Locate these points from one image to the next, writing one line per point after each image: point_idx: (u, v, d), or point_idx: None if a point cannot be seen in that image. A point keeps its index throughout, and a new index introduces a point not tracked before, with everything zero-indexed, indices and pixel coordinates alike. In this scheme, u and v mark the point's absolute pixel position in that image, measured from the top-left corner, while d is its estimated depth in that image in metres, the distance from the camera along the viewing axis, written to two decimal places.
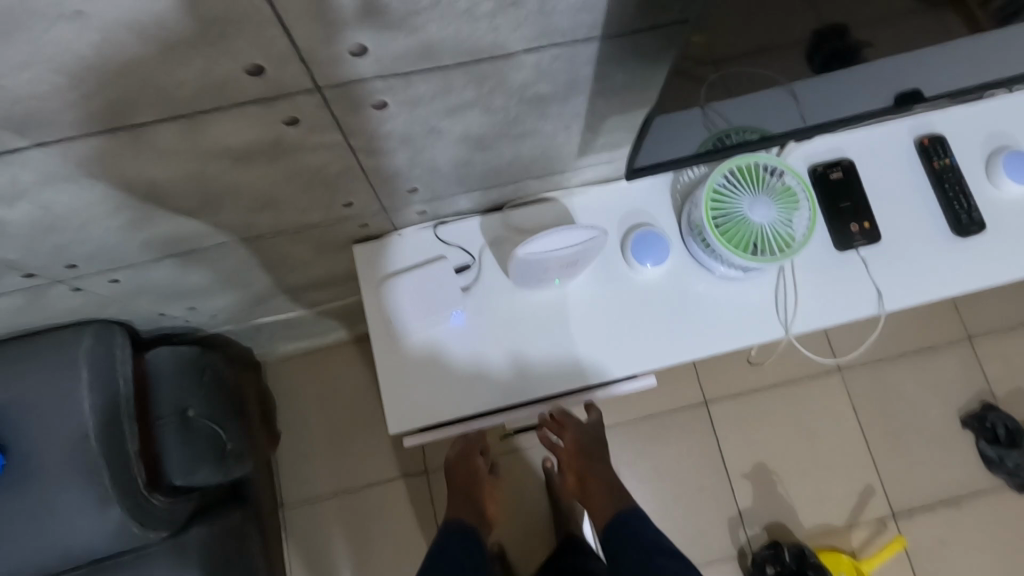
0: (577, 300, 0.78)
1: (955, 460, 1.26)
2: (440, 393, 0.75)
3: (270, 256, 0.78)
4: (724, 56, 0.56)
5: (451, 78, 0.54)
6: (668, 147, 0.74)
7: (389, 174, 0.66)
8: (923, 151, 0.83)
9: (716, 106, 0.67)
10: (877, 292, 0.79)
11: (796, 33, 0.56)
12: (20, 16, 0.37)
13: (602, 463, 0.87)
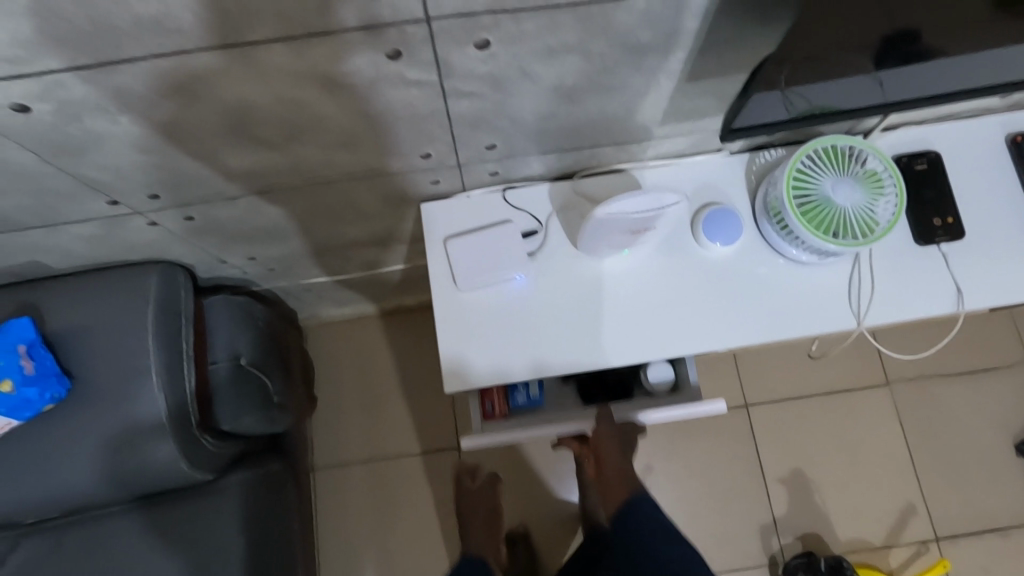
0: (642, 271, 0.77)
1: (1005, 484, 1.33)
2: (495, 356, 0.75)
3: (350, 201, 0.79)
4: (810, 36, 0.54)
5: (558, 20, 0.50)
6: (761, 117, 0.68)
7: (471, 123, 0.64)
8: (1011, 147, 0.80)
9: (798, 89, 0.62)
10: (957, 288, 0.75)
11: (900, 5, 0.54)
12: None
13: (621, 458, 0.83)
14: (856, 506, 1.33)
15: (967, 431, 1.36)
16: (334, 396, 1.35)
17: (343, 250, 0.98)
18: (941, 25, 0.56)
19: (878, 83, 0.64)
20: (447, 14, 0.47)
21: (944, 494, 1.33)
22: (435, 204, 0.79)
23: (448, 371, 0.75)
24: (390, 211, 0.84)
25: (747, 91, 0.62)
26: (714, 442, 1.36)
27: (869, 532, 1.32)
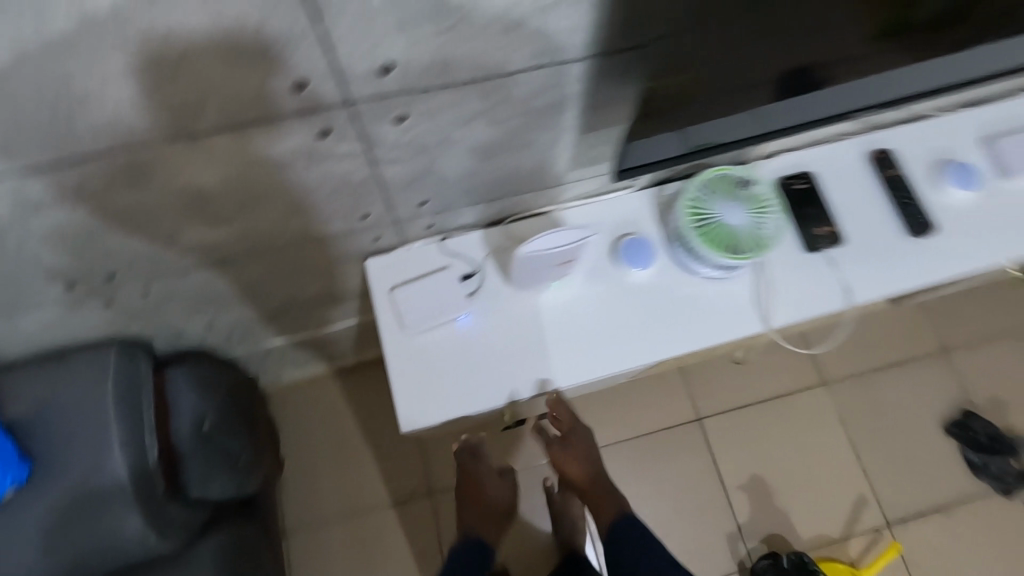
0: (572, 299, 0.85)
1: (942, 465, 1.44)
2: (445, 391, 0.81)
3: (301, 262, 0.85)
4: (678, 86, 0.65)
5: (464, 93, 0.59)
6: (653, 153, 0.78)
7: (403, 183, 0.72)
8: (874, 164, 0.92)
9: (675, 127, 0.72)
10: (845, 287, 0.86)
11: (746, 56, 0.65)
12: (107, 41, 0.44)
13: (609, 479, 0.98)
14: (813, 506, 1.41)
15: (903, 420, 1.47)
16: (303, 456, 1.37)
17: (300, 311, 1.03)
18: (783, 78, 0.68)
19: (748, 119, 0.75)
20: (366, 97, 0.55)
21: (890, 482, 1.43)
22: (380, 258, 0.86)
23: (403, 409, 0.81)
24: (339, 269, 0.90)
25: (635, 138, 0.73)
26: (676, 458, 1.43)
27: (828, 526, 1.39)
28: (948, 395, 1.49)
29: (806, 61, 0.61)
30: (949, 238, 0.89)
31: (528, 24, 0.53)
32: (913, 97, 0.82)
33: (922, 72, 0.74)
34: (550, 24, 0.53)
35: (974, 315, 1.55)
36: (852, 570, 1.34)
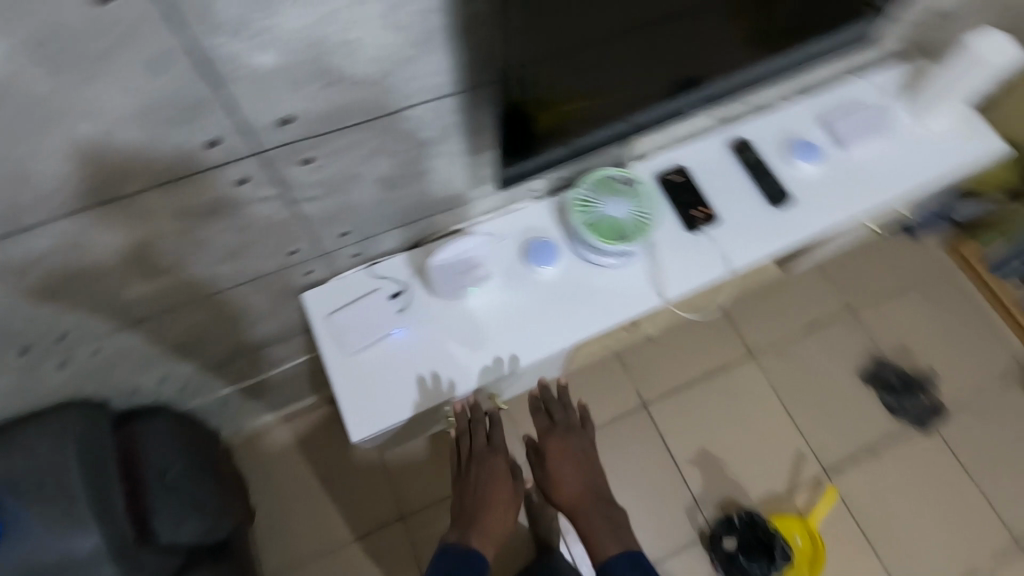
0: (490, 301, 0.96)
1: (864, 411, 1.59)
2: (389, 400, 0.91)
3: (242, 304, 0.93)
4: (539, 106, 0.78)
5: (359, 134, 0.70)
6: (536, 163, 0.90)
7: (323, 219, 0.82)
8: (735, 151, 1.08)
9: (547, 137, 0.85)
10: (724, 257, 1.00)
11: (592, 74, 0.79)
12: (39, 128, 0.52)
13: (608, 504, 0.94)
14: (759, 469, 1.52)
15: (825, 376, 1.62)
16: (273, 501, 1.40)
17: (250, 354, 1.10)
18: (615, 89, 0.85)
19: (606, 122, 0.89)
20: (272, 146, 0.66)
21: (823, 435, 1.56)
22: (315, 291, 0.95)
23: (352, 422, 0.90)
24: (280, 307, 0.98)
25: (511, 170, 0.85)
26: (630, 444, 1.53)
27: (774, 484, 1.51)
28: (859, 347, 1.66)
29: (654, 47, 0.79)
30: (804, 205, 1.05)
31: (400, 72, 0.64)
32: (741, 83, 0.99)
33: (724, 62, 0.92)
34: (419, 70, 0.65)
35: (870, 274, 1.75)
36: (802, 521, 1.45)
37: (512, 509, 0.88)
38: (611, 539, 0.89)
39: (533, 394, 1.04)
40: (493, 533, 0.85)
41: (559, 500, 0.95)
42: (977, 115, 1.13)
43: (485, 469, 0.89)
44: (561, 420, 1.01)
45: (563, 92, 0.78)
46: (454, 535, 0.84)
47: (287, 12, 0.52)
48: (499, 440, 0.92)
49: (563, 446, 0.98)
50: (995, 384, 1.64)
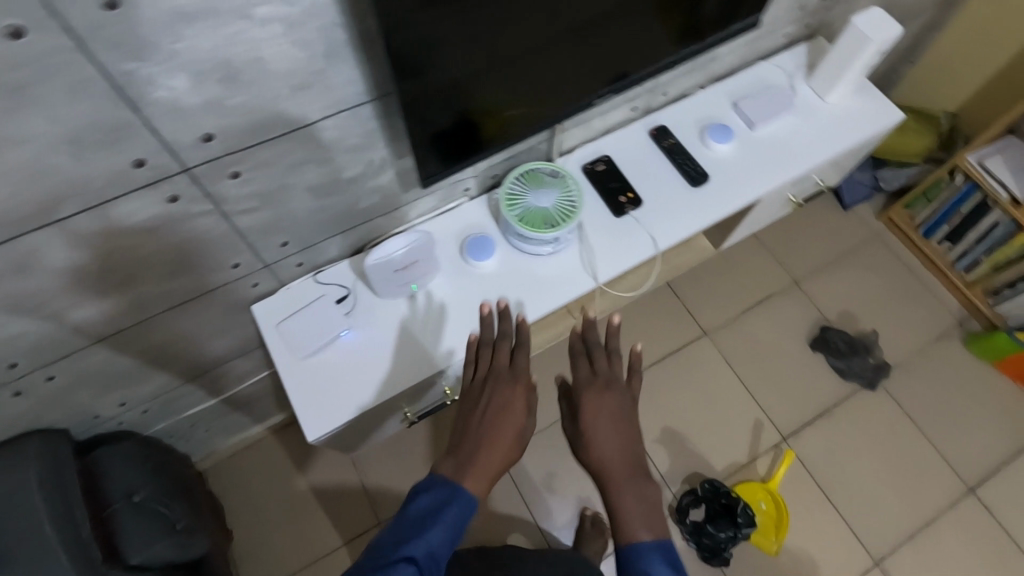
0: (432, 297, 1.02)
1: (816, 377, 1.66)
2: (342, 398, 0.95)
3: (193, 322, 0.96)
4: (454, 108, 0.83)
5: (282, 146, 0.75)
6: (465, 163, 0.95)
7: (260, 230, 0.86)
8: (654, 138, 1.15)
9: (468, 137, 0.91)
10: (651, 237, 1.07)
11: (501, 73, 0.84)
12: None
13: (645, 477, 0.76)
14: (721, 441, 1.58)
15: (776, 347, 1.70)
16: (249, 520, 1.42)
17: (208, 373, 1.12)
18: (526, 91, 0.91)
19: (522, 117, 0.95)
20: (199, 162, 0.70)
21: (778, 404, 1.63)
22: (263, 302, 0.99)
23: (307, 423, 0.94)
24: (232, 323, 1.02)
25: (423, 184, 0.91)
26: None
27: (736, 454, 1.57)
28: (806, 317, 1.74)
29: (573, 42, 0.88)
30: (721, 183, 1.13)
31: (312, 84, 0.69)
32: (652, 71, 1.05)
33: (629, 55, 0.99)
34: (330, 81, 0.70)
35: (809, 247, 1.84)
36: (765, 486, 1.51)
37: (515, 452, 0.77)
38: (642, 519, 0.71)
39: (577, 332, 0.92)
40: (488, 469, 0.73)
41: (585, 462, 0.79)
42: (873, 87, 1.22)
43: (499, 396, 0.81)
44: (604, 373, 0.87)
45: (475, 97, 0.84)
46: (447, 467, 0.73)
47: (195, 36, 0.57)
48: (522, 364, 0.85)
49: (599, 402, 0.83)
50: (934, 340, 1.73)
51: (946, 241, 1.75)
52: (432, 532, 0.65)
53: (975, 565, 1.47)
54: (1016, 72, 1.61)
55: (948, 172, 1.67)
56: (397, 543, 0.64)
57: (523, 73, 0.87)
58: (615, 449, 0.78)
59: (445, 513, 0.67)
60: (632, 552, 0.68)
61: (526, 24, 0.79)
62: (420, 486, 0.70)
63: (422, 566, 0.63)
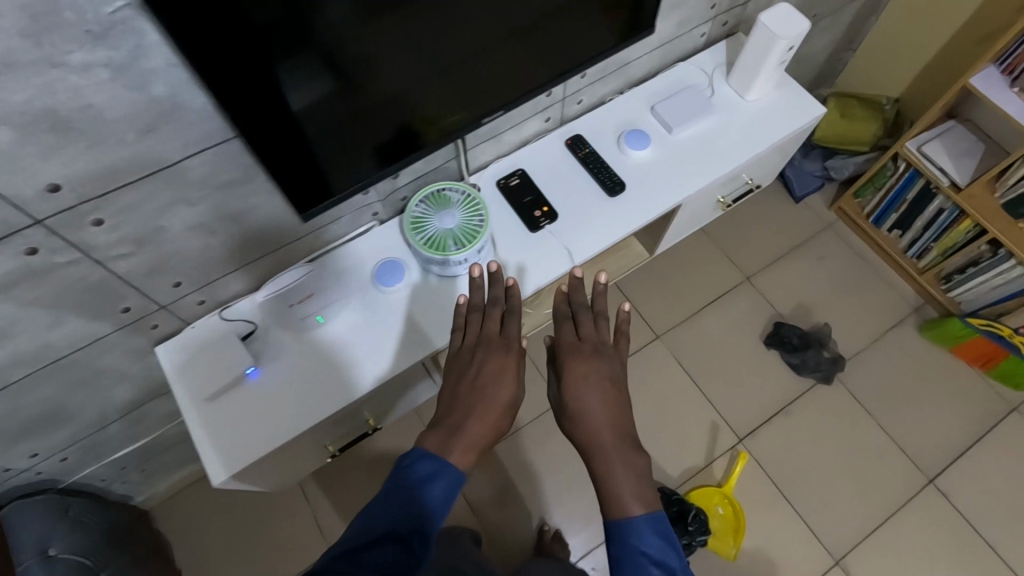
0: (341, 326, 0.99)
1: (772, 373, 1.64)
2: (249, 438, 0.92)
3: (90, 370, 0.92)
4: (338, 131, 0.81)
5: (146, 189, 0.72)
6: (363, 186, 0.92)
7: (144, 273, 0.83)
8: (569, 148, 1.13)
9: (363, 159, 0.87)
10: (566, 250, 1.05)
11: (391, 91, 0.81)
12: None
13: (634, 447, 0.75)
14: (675, 447, 1.56)
15: (731, 346, 1.68)
16: (196, 559, 1.38)
17: (124, 417, 1.09)
18: (423, 106, 0.88)
19: (420, 134, 0.92)
20: (51, 213, 0.67)
21: (734, 404, 1.61)
22: (167, 343, 0.97)
23: (212, 466, 0.91)
24: (137, 366, 0.98)
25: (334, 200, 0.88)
26: (552, 442, 1.51)
27: (691, 459, 1.54)
28: (759, 314, 1.72)
29: (468, 54, 0.85)
30: (640, 190, 1.11)
31: (161, 125, 0.67)
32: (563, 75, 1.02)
33: (534, 63, 0.96)
34: (179, 119, 0.67)
35: (761, 242, 1.82)
36: (720, 490, 1.49)
37: (505, 422, 0.76)
38: (632, 492, 0.71)
39: (563, 293, 0.91)
40: (477, 443, 0.72)
41: (571, 430, 0.78)
42: (795, 82, 1.20)
43: (489, 365, 0.80)
44: (591, 338, 0.86)
45: (361, 115, 0.81)
46: (434, 442, 0.72)
47: (9, 88, 0.55)
48: (512, 331, 0.85)
49: (586, 368, 0.82)
50: (889, 329, 1.70)
51: (895, 229, 1.73)
52: (418, 509, 0.65)
53: (938, 557, 1.44)
54: (950, 56, 1.59)
55: (892, 159, 1.65)
56: (384, 519, 0.64)
57: (414, 87, 0.84)
58: (605, 416, 0.77)
59: (431, 489, 0.67)
60: (624, 525, 0.68)
61: (412, 39, 0.76)
62: (407, 458, 0.70)
63: (409, 541, 0.63)
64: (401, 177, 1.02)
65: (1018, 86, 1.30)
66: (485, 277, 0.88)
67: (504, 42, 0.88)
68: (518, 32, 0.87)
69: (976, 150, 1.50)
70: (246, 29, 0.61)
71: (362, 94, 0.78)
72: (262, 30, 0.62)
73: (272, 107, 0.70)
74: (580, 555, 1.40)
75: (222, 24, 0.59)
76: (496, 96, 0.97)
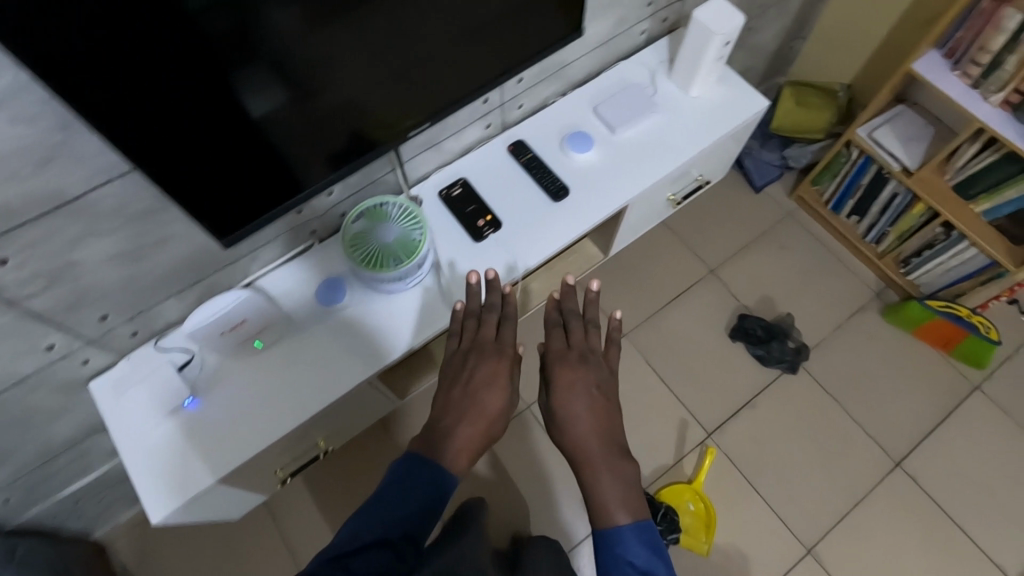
0: (283, 349, 0.97)
1: (738, 366, 1.64)
2: (189, 470, 0.89)
3: (19, 411, 0.87)
4: (276, 139, 0.78)
5: (51, 224, 0.69)
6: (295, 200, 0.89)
7: (64, 309, 0.80)
8: (511, 154, 1.12)
9: (301, 166, 0.85)
10: (512, 259, 1.04)
11: (334, 98, 0.79)
12: None
13: (621, 457, 0.75)
14: (644, 445, 1.55)
15: (697, 341, 1.67)
16: None
17: (67, 454, 1.04)
18: (369, 112, 0.86)
19: (363, 140, 0.90)
20: None
21: (702, 399, 1.60)
22: (101, 378, 0.94)
23: (149, 502, 0.87)
24: (70, 404, 0.94)
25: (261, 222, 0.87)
26: (520, 449, 1.49)
27: (661, 457, 1.54)
28: (724, 306, 1.72)
29: (413, 60, 0.84)
30: (584, 193, 1.09)
31: (56, 157, 0.64)
32: (514, 71, 1.00)
33: (483, 65, 0.94)
34: (76, 151, 0.65)
35: (723, 235, 1.81)
36: (691, 487, 1.49)
37: (496, 429, 0.78)
38: (619, 500, 0.71)
39: (554, 301, 0.93)
40: (469, 447, 0.75)
41: (559, 438, 0.78)
42: (736, 76, 1.20)
43: (482, 370, 0.82)
44: (579, 345, 0.86)
45: (302, 124, 0.79)
46: (425, 442, 0.74)
47: None
48: (507, 337, 0.87)
49: (574, 376, 0.81)
50: (851, 315, 1.71)
51: (853, 216, 1.74)
52: (409, 511, 0.66)
53: (907, 540, 1.46)
54: (896, 41, 1.59)
55: (845, 146, 1.66)
56: (375, 524, 0.64)
57: (358, 95, 0.82)
58: (593, 425, 0.77)
59: (421, 492, 0.68)
60: (612, 535, 0.69)
61: (359, 45, 0.75)
62: (398, 464, 0.71)
63: (399, 545, 0.63)
64: (336, 193, 1.00)
65: (960, 70, 1.31)
66: (484, 283, 0.91)
67: (458, 46, 0.87)
68: (472, 34, 0.86)
69: (926, 134, 1.51)
70: (192, 37, 0.60)
71: (302, 101, 0.76)
72: (210, 39, 0.61)
73: (216, 112, 0.69)
74: (577, 544, 1.40)
75: (167, 32, 0.58)
76: (443, 99, 0.95)
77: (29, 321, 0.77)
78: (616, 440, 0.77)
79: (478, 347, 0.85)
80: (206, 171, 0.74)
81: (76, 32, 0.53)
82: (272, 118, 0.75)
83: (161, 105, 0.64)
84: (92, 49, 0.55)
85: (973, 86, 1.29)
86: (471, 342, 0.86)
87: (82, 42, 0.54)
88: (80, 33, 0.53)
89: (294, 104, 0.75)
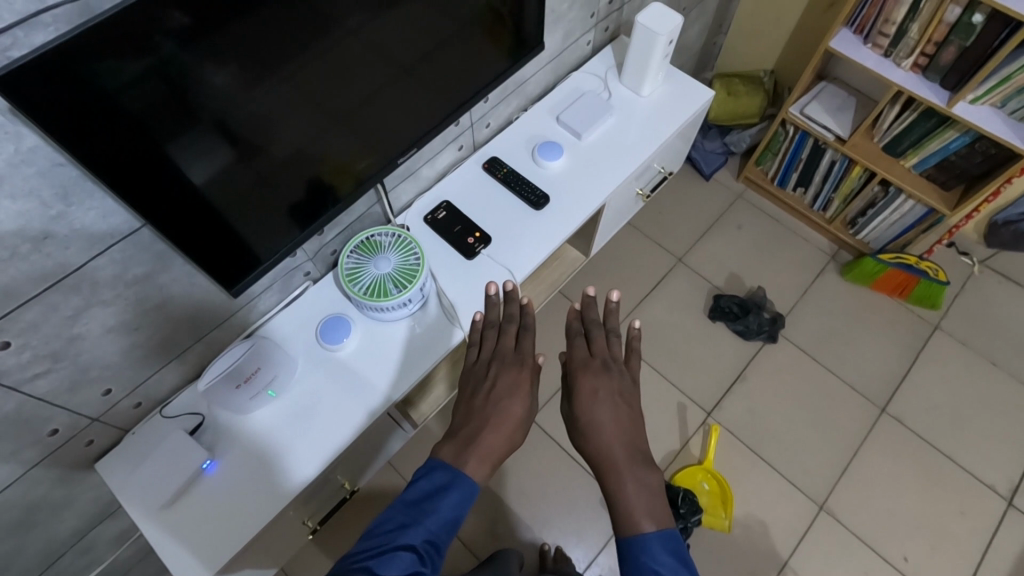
0: (295, 393, 0.96)
1: (722, 343, 1.71)
2: (212, 538, 0.86)
3: (22, 509, 0.81)
4: (242, 193, 0.77)
5: (53, 300, 0.67)
6: (285, 240, 0.89)
7: (66, 390, 0.76)
8: (488, 171, 1.16)
9: (282, 208, 0.85)
10: (507, 270, 1.07)
11: (280, 152, 0.78)
12: None
13: (644, 463, 0.73)
14: (649, 435, 1.59)
15: (680, 327, 1.74)
16: None
17: (71, 549, 0.97)
18: (317, 153, 0.84)
19: (326, 183, 0.90)
20: None
21: (696, 381, 1.66)
22: (106, 458, 0.90)
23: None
24: (74, 493, 0.89)
25: (262, 270, 0.88)
26: (534, 460, 1.51)
27: (669, 443, 1.57)
28: (697, 290, 1.79)
29: (371, 92, 0.85)
30: (563, 199, 1.14)
31: (56, 229, 0.63)
32: (475, 95, 1.06)
33: (439, 88, 0.98)
34: (76, 220, 0.64)
35: (684, 223, 1.91)
36: (702, 466, 1.53)
37: (519, 435, 0.76)
38: (643, 508, 0.68)
39: (575, 311, 0.91)
40: (492, 454, 0.73)
41: (584, 447, 0.76)
42: (683, 74, 1.28)
43: (504, 378, 0.81)
44: (601, 353, 0.85)
45: (269, 170, 0.79)
46: (450, 451, 0.73)
47: None
48: (527, 346, 0.87)
49: (595, 385, 0.80)
50: (814, 280, 1.82)
51: (799, 187, 1.87)
52: (442, 516, 0.66)
53: (906, 480, 1.54)
54: (807, 26, 1.75)
55: (781, 125, 1.79)
56: (397, 532, 0.65)
57: (307, 140, 0.81)
58: (617, 433, 0.75)
59: (444, 500, 0.68)
60: (633, 540, 0.66)
61: (304, 93, 0.74)
62: (420, 472, 0.71)
63: (422, 552, 0.64)
64: (327, 233, 1.02)
65: (871, 42, 1.44)
66: (500, 294, 0.91)
67: (390, 84, 0.88)
68: (407, 67, 0.87)
69: (849, 103, 1.65)
70: (163, 96, 0.59)
71: (254, 157, 0.75)
72: (178, 97, 0.61)
73: (194, 164, 0.68)
74: (592, 560, 1.40)
75: (123, 100, 0.56)
76: (403, 133, 0.98)
77: (34, 406, 0.73)
78: (640, 449, 0.74)
79: (501, 356, 0.85)
80: (191, 230, 0.73)
81: (65, 95, 0.52)
82: (240, 172, 0.75)
83: (145, 166, 0.63)
84: (92, 97, 0.54)
85: (885, 55, 1.42)
86: (494, 351, 0.87)
87: (68, 107, 0.53)
88: (72, 97, 0.52)
89: (253, 162, 0.75)
